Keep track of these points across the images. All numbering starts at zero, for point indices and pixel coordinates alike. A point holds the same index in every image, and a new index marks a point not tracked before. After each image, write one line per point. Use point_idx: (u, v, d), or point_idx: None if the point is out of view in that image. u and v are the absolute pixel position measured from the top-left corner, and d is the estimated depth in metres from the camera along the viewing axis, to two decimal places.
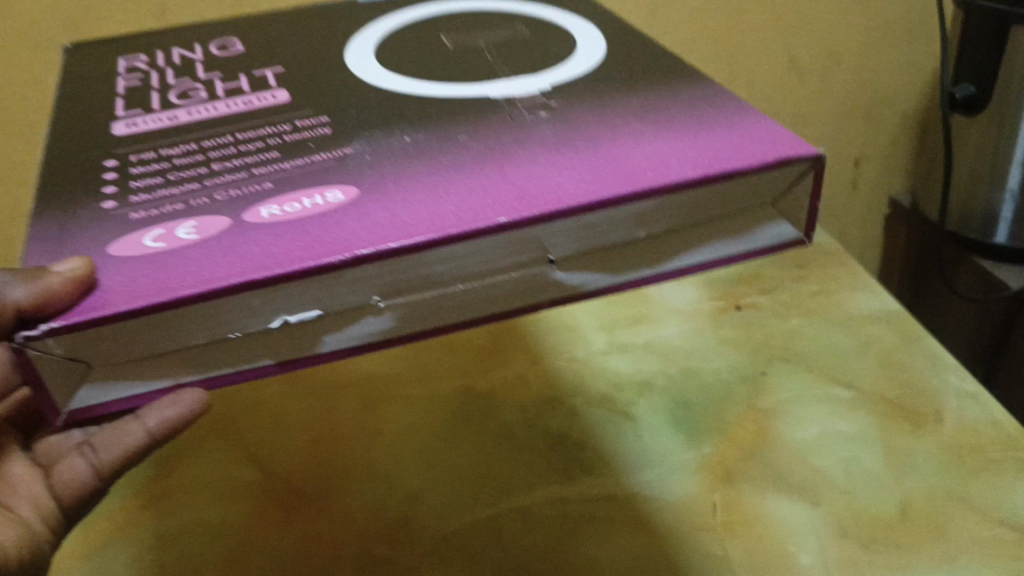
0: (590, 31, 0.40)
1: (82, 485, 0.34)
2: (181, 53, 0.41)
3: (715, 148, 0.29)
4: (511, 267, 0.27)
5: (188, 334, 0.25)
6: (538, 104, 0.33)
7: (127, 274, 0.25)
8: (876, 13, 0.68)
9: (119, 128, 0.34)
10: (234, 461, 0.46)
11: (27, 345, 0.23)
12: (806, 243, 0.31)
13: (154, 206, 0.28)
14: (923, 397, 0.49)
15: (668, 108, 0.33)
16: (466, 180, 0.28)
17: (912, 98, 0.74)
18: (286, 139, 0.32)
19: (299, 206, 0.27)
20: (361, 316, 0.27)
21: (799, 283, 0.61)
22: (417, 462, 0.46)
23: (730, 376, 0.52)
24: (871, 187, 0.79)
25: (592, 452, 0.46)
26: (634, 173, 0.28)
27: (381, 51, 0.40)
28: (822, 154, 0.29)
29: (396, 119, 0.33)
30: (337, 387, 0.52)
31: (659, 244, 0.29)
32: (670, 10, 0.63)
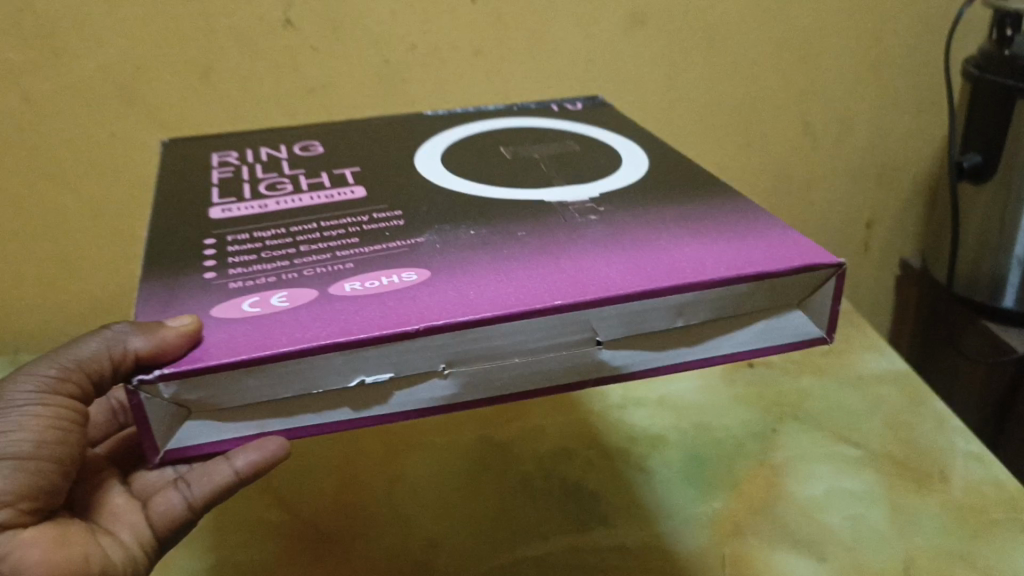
0: (632, 148, 0.45)
1: (177, 517, 0.34)
2: (269, 153, 0.47)
3: (749, 255, 0.32)
4: (564, 345, 0.30)
5: (280, 387, 0.28)
6: (588, 209, 0.37)
7: (229, 333, 0.28)
8: (887, 84, 0.71)
9: (216, 213, 0.38)
10: (266, 503, 0.48)
11: (140, 388, 0.27)
12: (828, 340, 0.33)
13: (250, 277, 0.32)
14: (928, 457, 0.50)
15: (705, 214, 0.36)
16: (526, 268, 0.32)
17: (923, 165, 0.76)
18: (365, 228, 0.36)
19: (379, 283, 0.31)
20: (427, 380, 0.29)
21: (811, 342, 0.63)
22: (439, 509, 0.48)
23: (741, 433, 0.53)
24: (882, 251, 0.81)
25: (605, 503, 0.48)
26: (676, 271, 0.31)
27: (448, 159, 0.45)
28: (843, 262, 0.31)
29: (459, 215, 0.37)
30: (364, 433, 0.54)
31: (697, 331, 0.31)
32: (688, 77, 0.67)
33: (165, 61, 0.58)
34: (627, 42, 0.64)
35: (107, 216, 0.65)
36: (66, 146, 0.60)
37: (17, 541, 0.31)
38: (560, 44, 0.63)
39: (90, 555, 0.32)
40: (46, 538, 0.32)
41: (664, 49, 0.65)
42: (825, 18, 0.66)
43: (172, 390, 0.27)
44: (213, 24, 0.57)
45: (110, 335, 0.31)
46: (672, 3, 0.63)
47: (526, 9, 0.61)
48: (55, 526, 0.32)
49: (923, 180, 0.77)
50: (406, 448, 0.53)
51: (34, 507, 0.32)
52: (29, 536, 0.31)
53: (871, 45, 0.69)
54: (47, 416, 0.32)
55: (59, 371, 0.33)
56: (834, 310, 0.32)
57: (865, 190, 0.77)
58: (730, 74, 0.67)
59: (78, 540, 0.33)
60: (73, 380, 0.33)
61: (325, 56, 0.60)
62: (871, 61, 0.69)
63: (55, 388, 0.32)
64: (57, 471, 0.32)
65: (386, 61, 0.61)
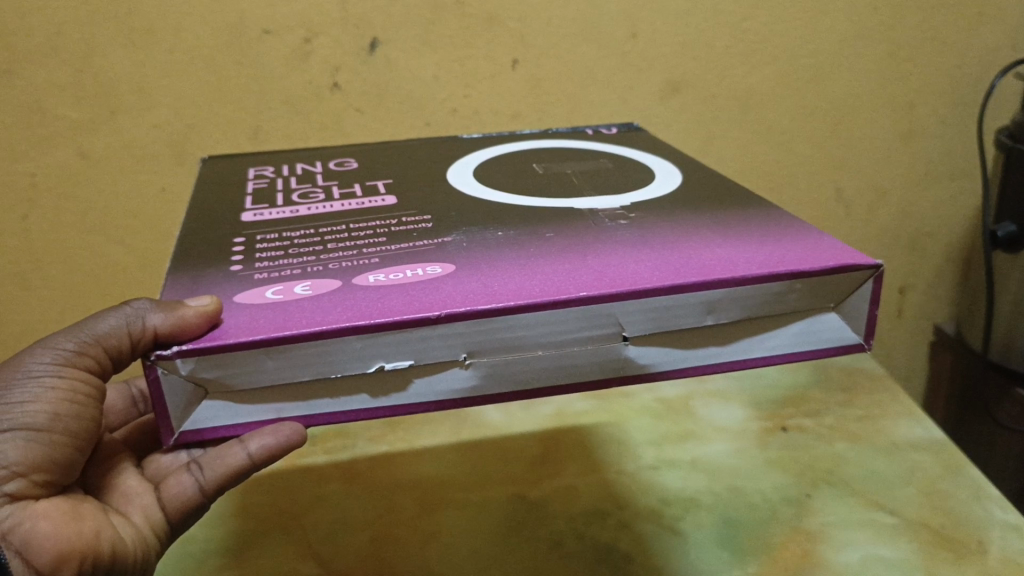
0: (664, 165, 0.47)
1: (190, 498, 0.36)
2: (305, 167, 0.49)
3: (781, 255, 0.33)
4: (588, 340, 0.31)
5: (296, 370, 0.29)
6: (618, 215, 0.39)
7: (248, 316, 0.29)
8: (920, 152, 0.72)
9: (247, 217, 0.40)
10: (298, 555, 0.49)
11: (157, 362, 0.28)
12: (866, 348, 0.33)
13: (275, 270, 0.33)
14: (965, 527, 0.50)
15: (733, 221, 0.37)
16: (553, 264, 0.33)
17: (957, 232, 0.76)
18: (394, 229, 0.37)
19: (403, 275, 0.32)
20: (448, 369, 0.30)
21: (846, 408, 0.63)
22: (470, 566, 0.48)
23: (776, 497, 0.53)
24: (915, 316, 0.81)
25: (637, 566, 0.47)
26: (705, 269, 0.32)
27: (479, 172, 0.47)
28: (880, 264, 0.32)
29: (490, 219, 0.38)
30: (398, 488, 0.55)
31: (725, 330, 0.32)
32: (723, 141, 0.68)
33: (218, 121, 0.60)
34: (662, 109, 0.66)
35: (154, 268, 0.66)
36: (119, 200, 0.62)
37: (29, 513, 0.32)
38: (596, 109, 0.65)
39: (100, 531, 0.33)
40: (58, 511, 0.33)
41: (700, 116, 0.66)
42: (857, 89, 0.68)
43: (189, 367, 0.28)
44: (266, 86, 0.59)
45: (129, 312, 0.32)
46: (707, 72, 0.64)
47: (565, 75, 0.63)
48: (68, 502, 0.34)
49: (957, 246, 0.77)
50: (440, 505, 0.53)
51: (47, 479, 0.33)
52: (41, 509, 0.33)
53: (903, 113, 0.70)
54: (63, 389, 0.33)
55: (78, 345, 0.34)
56: (871, 312, 0.32)
57: (898, 256, 0.77)
58: (764, 140, 0.69)
59: (89, 515, 0.34)
60: (90, 355, 0.34)
61: (370, 117, 0.62)
62: (903, 129, 0.70)
63: (72, 361, 0.34)
64: (70, 443, 0.34)
65: (428, 122, 0.63)
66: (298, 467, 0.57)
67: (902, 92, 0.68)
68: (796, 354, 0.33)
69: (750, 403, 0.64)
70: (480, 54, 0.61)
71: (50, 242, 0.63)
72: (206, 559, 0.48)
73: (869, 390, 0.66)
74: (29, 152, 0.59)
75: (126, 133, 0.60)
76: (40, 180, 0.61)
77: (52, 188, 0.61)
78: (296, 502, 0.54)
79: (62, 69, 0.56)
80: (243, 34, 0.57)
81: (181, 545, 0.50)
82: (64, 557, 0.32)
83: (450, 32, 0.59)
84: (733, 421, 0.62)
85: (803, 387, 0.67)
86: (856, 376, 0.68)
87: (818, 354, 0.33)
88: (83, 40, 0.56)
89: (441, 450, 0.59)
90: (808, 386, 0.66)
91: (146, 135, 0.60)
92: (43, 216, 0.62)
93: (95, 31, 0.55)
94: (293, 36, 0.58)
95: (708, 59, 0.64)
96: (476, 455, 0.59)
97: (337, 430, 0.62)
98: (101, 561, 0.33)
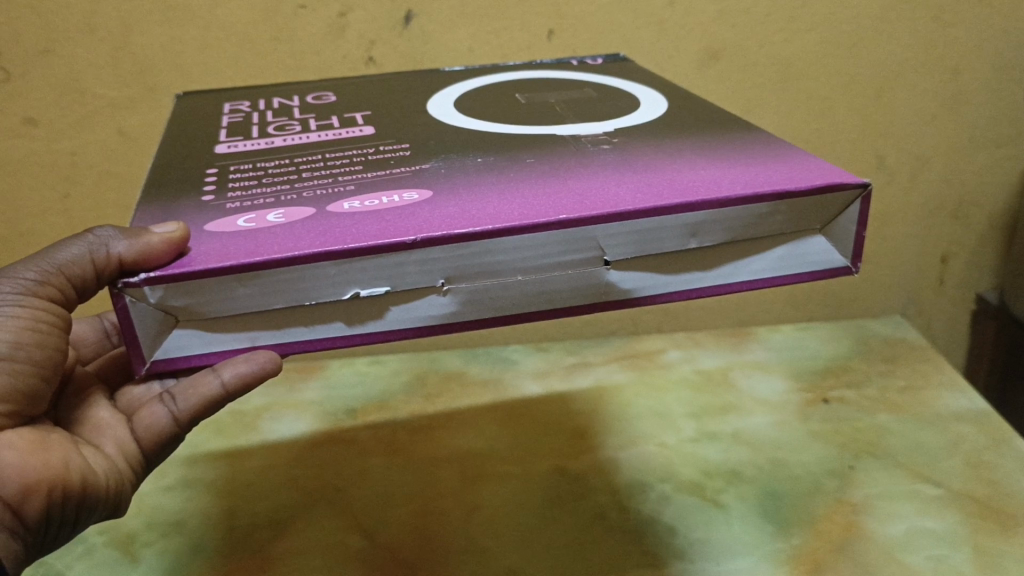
0: (649, 93, 0.47)
1: (163, 429, 0.37)
2: (281, 101, 0.49)
3: (766, 176, 0.32)
4: (567, 264, 0.30)
5: (270, 298, 0.29)
6: (601, 140, 0.38)
7: (218, 243, 0.29)
8: (963, 117, 0.71)
9: (220, 148, 0.40)
10: (345, 529, 0.49)
11: (125, 290, 0.28)
12: (852, 271, 0.33)
13: (247, 200, 0.33)
14: (1013, 500, 0.50)
15: (717, 145, 0.37)
16: (531, 188, 0.32)
17: (1000, 198, 0.75)
18: (371, 158, 0.37)
19: (379, 202, 0.31)
20: (427, 295, 0.30)
21: (887, 377, 0.63)
22: (514, 539, 0.48)
23: (818, 470, 0.53)
24: (957, 284, 0.80)
25: (680, 538, 0.48)
26: (688, 190, 0.31)
27: (459, 103, 0.47)
28: (868, 183, 0.31)
29: (474, 147, 0.38)
30: (438, 461, 0.55)
31: (710, 254, 0.32)
32: (761, 110, 0.67)
33: None
34: (701, 77, 0.65)
35: None
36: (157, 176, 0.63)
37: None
38: None
39: (69, 461, 0.34)
40: (25, 442, 0.34)
41: (740, 84, 0.66)
42: (899, 55, 0.66)
43: (158, 295, 0.28)
44: (301, 61, 0.59)
45: (93, 240, 0.32)
46: (747, 40, 0.63)
47: (601, 43, 0.62)
48: (35, 433, 0.35)
49: (1001, 214, 0.76)
50: (480, 478, 0.54)
51: (13, 409, 0.34)
52: (7, 439, 0.33)
53: (947, 79, 0.68)
54: (25, 318, 0.33)
55: (39, 275, 0.33)
56: (858, 234, 0.32)
57: (939, 224, 0.76)
58: (802, 108, 0.68)
59: (58, 446, 0.35)
60: (53, 285, 0.33)
61: None
62: (946, 96, 0.69)
63: (34, 291, 0.33)
64: (32, 370, 0.34)
65: None
66: (332, 437, 0.58)
67: (946, 56, 0.67)
68: (782, 278, 0.33)
69: (791, 373, 0.64)
70: (514, 24, 0.60)
71: (85, 215, 0.64)
72: (252, 530, 0.49)
73: (912, 359, 0.66)
74: (68, 130, 0.60)
75: (163, 111, 0.60)
76: (81, 158, 0.61)
77: (92, 166, 0.62)
78: (338, 473, 0.54)
79: (99, 47, 0.56)
80: (277, 10, 0.57)
81: (228, 517, 0.50)
82: (32, 487, 0.33)
83: (484, 2, 0.59)
84: (774, 393, 0.62)
85: (845, 357, 0.67)
86: (899, 346, 0.68)
87: (804, 277, 0.33)
88: (120, 20, 0.55)
89: (477, 422, 0.59)
90: (850, 357, 0.66)
91: None
92: (83, 195, 0.63)
93: (131, 9, 0.55)
94: (328, 10, 0.57)
95: (749, 27, 0.63)
96: (512, 426, 0.59)
97: (377, 403, 0.62)
98: (70, 491, 0.34)
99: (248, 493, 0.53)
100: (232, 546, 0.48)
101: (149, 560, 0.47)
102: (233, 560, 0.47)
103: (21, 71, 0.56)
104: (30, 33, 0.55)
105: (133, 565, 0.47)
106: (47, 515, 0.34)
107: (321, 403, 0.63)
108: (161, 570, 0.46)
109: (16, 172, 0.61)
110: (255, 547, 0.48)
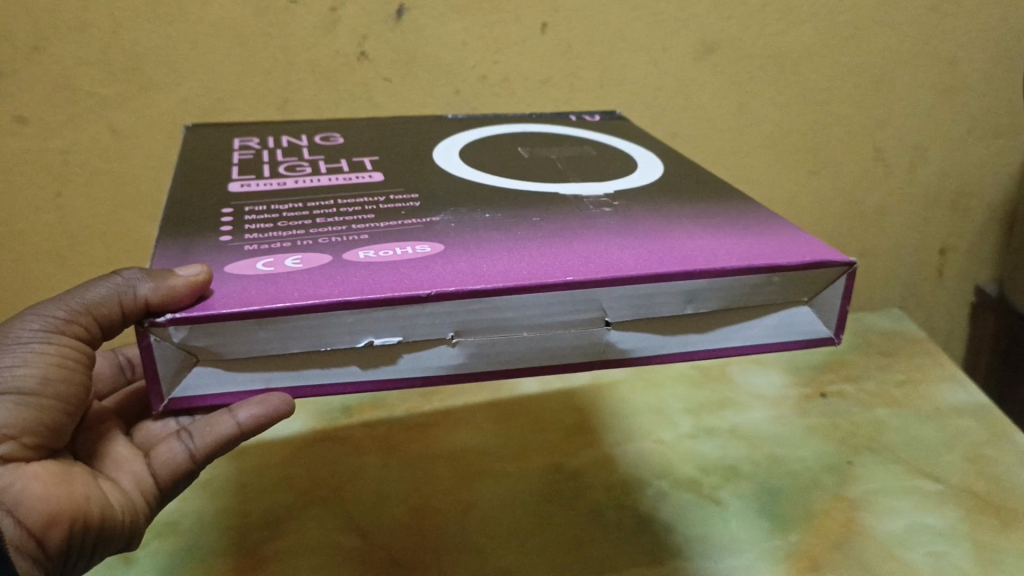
0: (645, 154, 0.47)
1: (179, 466, 0.37)
2: (290, 140, 0.49)
3: (760, 248, 0.32)
4: (572, 323, 0.30)
5: (288, 342, 0.28)
6: (602, 203, 0.38)
7: (240, 286, 0.29)
8: (961, 107, 0.70)
9: (233, 187, 0.40)
10: (341, 529, 0.49)
11: (151, 329, 0.27)
12: (835, 342, 0.33)
13: (264, 243, 0.32)
14: (1013, 495, 0.49)
15: (713, 213, 0.37)
16: (541, 247, 0.32)
17: (999, 189, 0.75)
18: (383, 207, 0.37)
19: (393, 253, 0.31)
20: (435, 346, 0.29)
21: (886, 371, 0.63)
22: (512, 540, 0.47)
23: (816, 465, 0.53)
24: (957, 276, 0.80)
25: (677, 535, 0.47)
26: (686, 259, 0.31)
27: (464, 153, 0.46)
28: (854, 262, 0.31)
29: (478, 201, 0.38)
30: (435, 460, 0.55)
31: (705, 320, 0.32)
32: (758, 104, 0.67)
33: (247, 93, 0.60)
34: (697, 70, 0.64)
35: None
36: (151, 172, 0.63)
37: (20, 473, 0.32)
38: (630, 72, 0.64)
39: (88, 494, 0.34)
40: (48, 473, 0.33)
41: (735, 76, 0.65)
42: (897, 46, 0.66)
43: (182, 334, 0.27)
44: (294, 57, 0.59)
45: (121, 282, 0.32)
46: (743, 32, 0.63)
47: (596, 40, 0.62)
48: (57, 465, 0.34)
49: (1001, 202, 0.76)
50: (476, 476, 0.53)
51: (38, 442, 0.33)
52: (31, 470, 0.33)
53: (945, 71, 0.68)
54: (53, 355, 0.33)
55: (68, 313, 0.33)
56: (842, 307, 0.32)
57: (938, 215, 0.76)
58: (800, 99, 0.67)
59: (78, 478, 0.34)
60: (80, 323, 0.33)
61: (400, 86, 0.61)
62: (945, 86, 0.69)
63: (62, 329, 0.33)
64: (59, 406, 0.34)
65: (460, 92, 0.63)
66: (331, 437, 0.58)
67: (945, 47, 0.67)
68: (770, 346, 0.33)
69: (789, 368, 0.64)
70: (509, 18, 0.60)
71: (80, 213, 0.64)
72: (246, 532, 0.49)
73: (911, 352, 0.65)
74: (59, 128, 0.59)
75: (155, 108, 0.59)
76: (73, 156, 0.61)
77: (83, 163, 0.61)
78: (333, 472, 0.54)
79: (91, 44, 0.56)
80: (269, 5, 0.56)
81: (222, 517, 0.50)
82: (53, 517, 0.32)
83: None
84: (772, 386, 0.62)
85: (844, 351, 0.66)
86: (897, 338, 0.68)
87: (790, 346, 0.33)
88: (109, 17, 0.55)
89: (474, 420, 0.59)
90: (849, 350, 0.66)
91: (177, 111, 0.60)
92: (76, 193, 0.63)
93: (121, 7, 0.55)
94: (320, 5, 0.57)
95: (746, 18, 0.62)
96: (511, 427, 0.58)
97: (373, 400, 0.62)
98: (89, 523, 0.33)
99: (244, 493, 0.52)
100: (230, 545, 0.48)
101: (143, 560, 0.47)
102: (227, 561, 0.46)
103: (10, 68, 0.56)
104: (20, 31, 0.55)
105: (126, 567, 0.46)
106: (67, 546, 0.33)
107: (317, 402, 0.62)
108: (156, 570, 0.46)
109: (9, 170, 0.61)
110: (247, 550, 0.47)
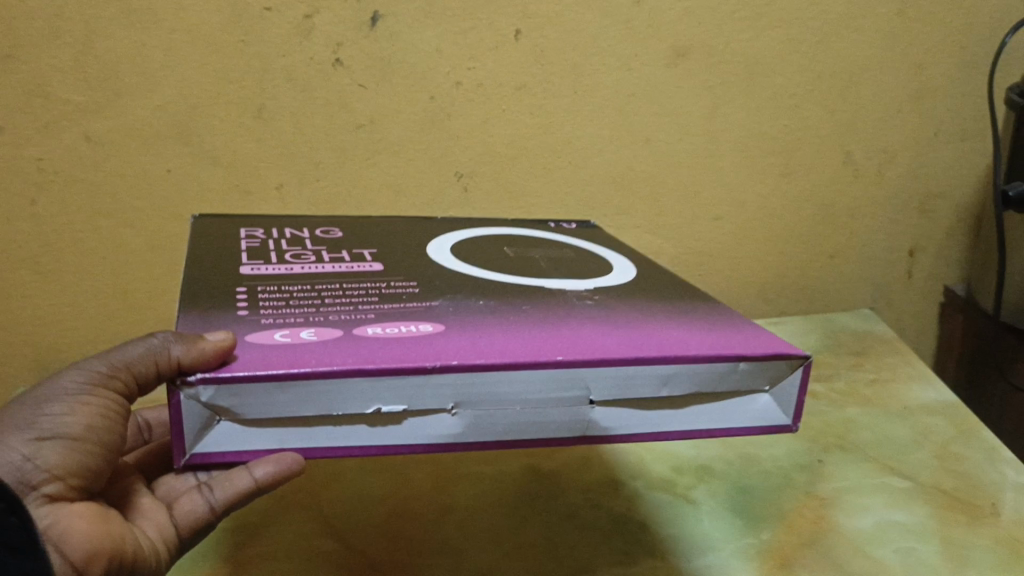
0: (621, 259, 0.48)
1: (199, 518, 0.37)
2: (291, 231, 0.49)
3: (727, 340, 0.34)
4: (561, 400, 0.31)
5: (302, 407, 0.29)
6: (585, 295, 0.39)
7: (260, 353, 0.30)
8: (927, 110, 0.72)
9: (244, 268, 0.40)
10: (319, 533, 0.49)
11: (184, 387, 0.28)
12: (792, 430, 0.34)
13: (280, 316, 0.33)
14: (978, 491, 0.50)
15: (683, 309, 0.39)
16: (534, 330, 0.34)
17: (966, 192, 0.77)
18: (385, 291, 0.38)
19: (399, 329, 0.32)
20: (435, 416, 0.30)
21: (855, 371, 0.64)
22: (488, 541, 0.48)
23: (788, 463, 0.54)
24: (925, 278, 0.81)
25: (651, 534, 0.48)
26: (664, 346, 0.33)
27: (456, 249, 0.47)
28: (809, 357, 0.33)
29: (474, 290, 0.39)
30: (413, 465, 0.56)
31: (676, 402, 0.33)
32: (732, 108, 0.68)
33: (222, 101, 0.60)
34: (669, 75, 0.65)
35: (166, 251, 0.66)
36: (122, 178, 0.62)
37: (65, 511, 0.32)
38: (604, 77, 0.64)
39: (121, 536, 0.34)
40: (90, 512, 0.33)
41: (707, 82, 0.66)
42: (862, 51, 0.68)
43: (210, 394, 0.28)
44: (270, 62, 0.59)
45: (154, 343, 0.32)
46: (714, 37, 0.64)
47: (570, 44, 0.62)
48: (96, 507, 0.34)
49: (969, 201, 0.77)
50: (454, 481, 0.54)
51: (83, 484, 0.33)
52: (75, 507, 0.33)
53: (911, 75, 0.70)
54: (97, 406, 0.34)
55: (109, 367, 0.34)
56: (799, 398, 0.34)
57: (908, 218, 0.77)
58: (772, 101, 0.68)
59: (113, 521, 0.34)
60: (121, 378, 0.34)
61: (373, 95, 0.61)
62: (911, 90, 0.71)
63: (104, 383, 0.34)
64: (101, 455, 0.34)
65: (440, 111, 0.63)
66: None
67: (909, 53, 0.69)
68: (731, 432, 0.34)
69: None
70: (482, 23, 0.60)
71: (53, 222, 0.63)
72: (223, 534, 0.49)
73: (880, 352, 0.67)
74: (33, 136, 0.59)
75: (130, 115, 0.59)
76: (48, 163, 0.60)
77: (56, 170, 0.60)
78: (311, 478, 0.54)
79: (64, 51, 0.56)
80: (245, 12, 0.57)
81: None
82: (94, 555, 0.32)
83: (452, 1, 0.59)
84: None
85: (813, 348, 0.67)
86: (869, 338, 0.69)
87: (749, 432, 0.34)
88: (84, 23, 0.55)
89: None
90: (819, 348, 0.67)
91: (151, 120, 0.60)
92: (51, 199, 0.62)
93: (97, 15, 0.55)
94: (294, 11, 0.58)
95: (716, 23, 0.64)
96: None
97: None
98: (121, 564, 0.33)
99: None
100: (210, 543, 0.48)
101: None
102: (204, 564, 0.46)
103: None
104: None
105: None
106: None
107: None
108: None
109: None
110: (227, 554, 0.47)
